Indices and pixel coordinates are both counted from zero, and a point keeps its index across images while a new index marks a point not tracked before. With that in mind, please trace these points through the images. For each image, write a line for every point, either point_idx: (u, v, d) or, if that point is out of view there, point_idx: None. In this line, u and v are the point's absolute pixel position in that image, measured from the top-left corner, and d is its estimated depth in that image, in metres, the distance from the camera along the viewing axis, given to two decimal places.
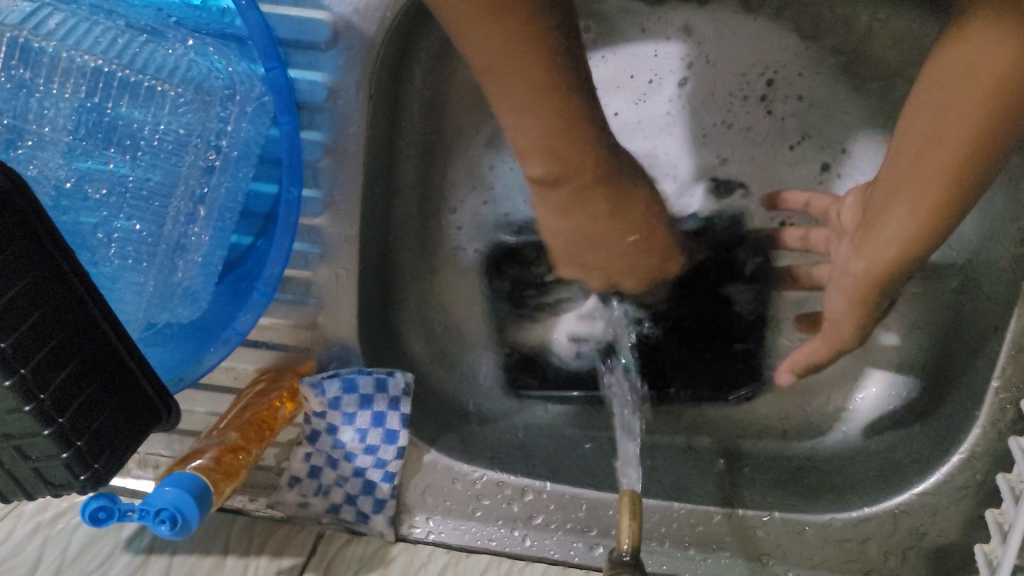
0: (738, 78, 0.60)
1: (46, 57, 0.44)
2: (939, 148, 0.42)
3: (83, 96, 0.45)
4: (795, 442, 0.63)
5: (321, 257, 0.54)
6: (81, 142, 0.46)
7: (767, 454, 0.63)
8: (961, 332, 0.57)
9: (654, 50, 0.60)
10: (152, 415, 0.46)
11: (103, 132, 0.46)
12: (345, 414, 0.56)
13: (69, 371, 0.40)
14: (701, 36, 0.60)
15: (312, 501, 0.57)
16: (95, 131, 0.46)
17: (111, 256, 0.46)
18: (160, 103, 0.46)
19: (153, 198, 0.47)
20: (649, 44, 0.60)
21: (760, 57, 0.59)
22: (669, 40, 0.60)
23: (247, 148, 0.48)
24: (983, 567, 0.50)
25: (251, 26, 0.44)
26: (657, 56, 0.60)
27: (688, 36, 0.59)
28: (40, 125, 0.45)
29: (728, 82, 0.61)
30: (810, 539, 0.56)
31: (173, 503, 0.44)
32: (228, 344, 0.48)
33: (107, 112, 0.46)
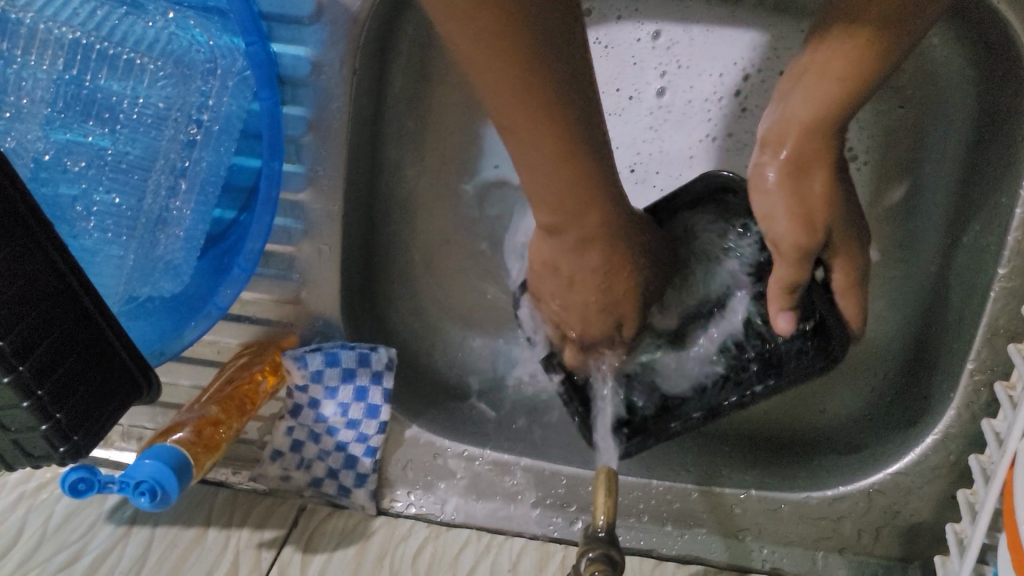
0: (712, 81, 0.60)
1: (23, 29, 0.44)
2: (842, 49, 0.42)
3: (62, 68, 0.44)
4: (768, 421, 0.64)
5: (303, 233, 0.54)
6: (59, 115, 0.45)
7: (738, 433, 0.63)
8: (938, 316, 0.57)
9: (627, 51, 0.60)
10: (131, 389, 0.46)
11: (81, 105, 0.46)
12: (327, 388, 0.56)
13: (49, 344, 0.40)
14: (672, 39, 0.59)
15: (294, 474, 0.58)
16: (74, 104, 0.45)
17: (91, 230, 0.46)
18: (139, 76, 0.46)
19: (132, 171, 0.46)
20: (621, 41, 0.60)
21: (731, 58, 0.59)
22: (641, 39, 0.59)
23: (229, 122, 0.48)
24: (953, 546, 0.51)
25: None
26: (627, 56, 0.60)
27: (656, 39, 0.59)
28: (18, 97, 0.44)
29: (702, 83, 0.60)
30: (785, 516, 0.57)
31: (152, 475, 0.44)
32: (209, 319, 0.49)
33: (85, 85, 0.45)
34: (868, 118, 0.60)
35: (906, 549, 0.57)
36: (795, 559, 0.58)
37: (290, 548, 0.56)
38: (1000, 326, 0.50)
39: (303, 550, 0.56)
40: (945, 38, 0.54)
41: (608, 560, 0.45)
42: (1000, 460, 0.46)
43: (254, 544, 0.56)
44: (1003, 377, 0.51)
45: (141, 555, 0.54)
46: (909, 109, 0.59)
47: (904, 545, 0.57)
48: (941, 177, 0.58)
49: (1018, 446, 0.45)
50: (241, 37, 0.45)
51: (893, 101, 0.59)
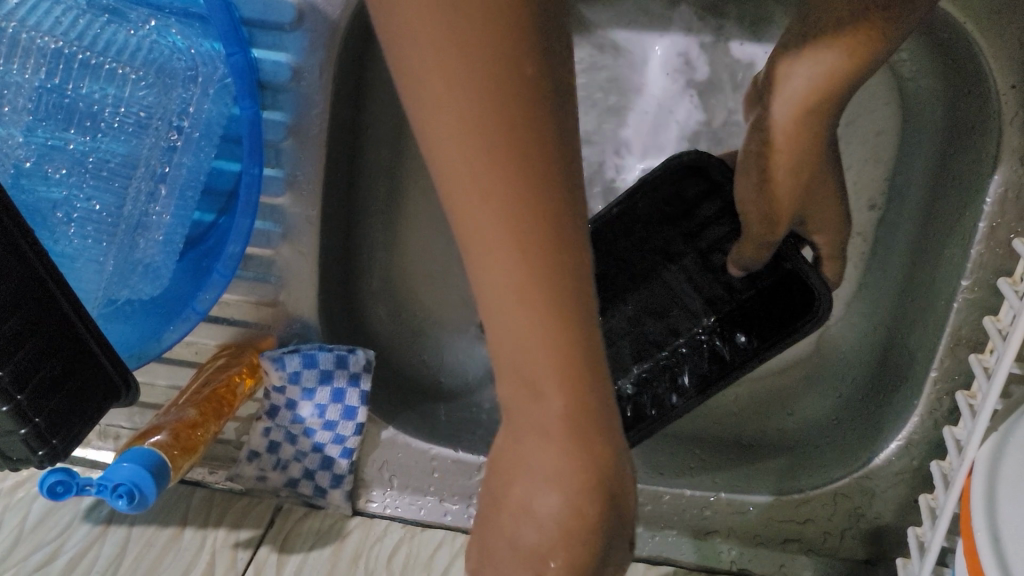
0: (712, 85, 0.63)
1: (5, 36, 0.43)
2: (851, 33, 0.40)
3: (43, 76, 0.44)
4: (730, 425, 0.66)
5: (282, 236, 0.55)
6: (41, 123, 0.45)
7: (702, 437, 0.65)
8: (904, 324, 0.59)
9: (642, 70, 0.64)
10: (111, 391, 0.47)
11: (63, 113, 0.45)
12: (304, 390, 0.57)
13: (31, 345, 0.41)
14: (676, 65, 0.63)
15: (270, 475, 0.58)
16: (56, 112, 0.45)
17: (71, 235, 0.46)
18: (120, 85, 0.46)
19: (113, 178, 0.47)
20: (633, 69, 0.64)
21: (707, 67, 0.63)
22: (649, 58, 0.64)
23: (209, 128, 0.48)
24: (914, 549, 0.53)
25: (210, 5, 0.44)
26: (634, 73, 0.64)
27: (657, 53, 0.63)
28: None
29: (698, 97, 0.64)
30: (753, 519, 0.59)
31: (130, 478, 0.44)
32: (188, 323, 0.49)
33: (67, 93, 0.45)
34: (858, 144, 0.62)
35: (871, 551, 0.58)
36: (761, 561, 0.59)
37: (266, 548, 0.56)
38: (962, 337, 0.52)
39: (279, 550, 0.56)
40: (914, 57, 0.56)
41: None
42: (959, 467, 0.48)
43: (229, 545, 0.56)
44: (964, 386, 0.53)
45: (116, 556, 0.55)
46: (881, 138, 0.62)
47: (868, 547, 0.58)
48: (908, 192, 0.60)
49: (977, 455, 0.47)
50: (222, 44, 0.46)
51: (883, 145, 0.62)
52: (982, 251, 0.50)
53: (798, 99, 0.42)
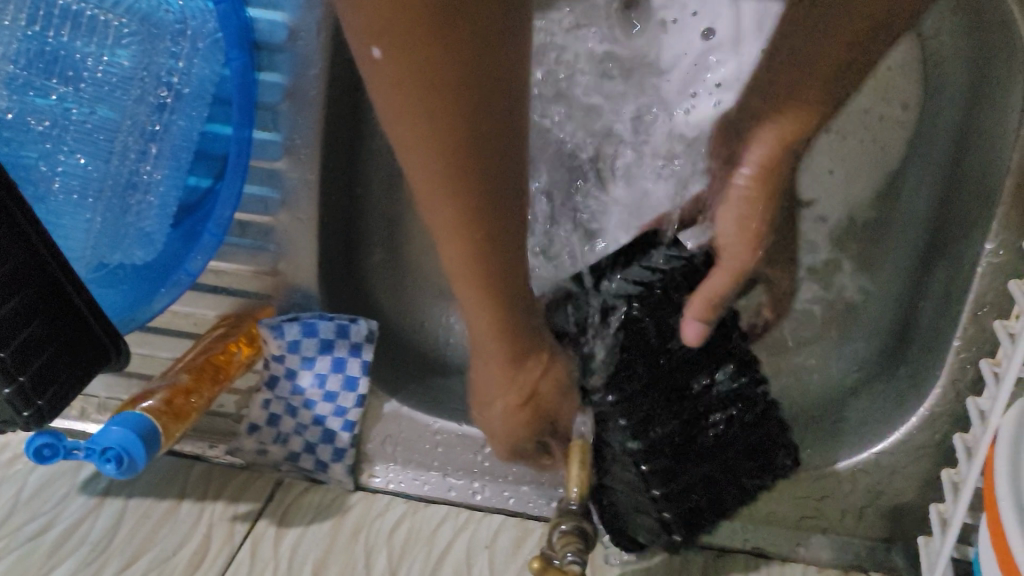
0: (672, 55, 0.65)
1: None
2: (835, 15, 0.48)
3: (24, 24, 0.43)
4: None
5: (280, 203, 0.54)
6: (23, 73, 0.43)
7: None
8: (926, 292, 0.56)
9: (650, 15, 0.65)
10: (99, 356, 0.45)
11: (44, 62, 0.44)
12: (304, 359, 0.55)
13: (16, 300, 0.40)
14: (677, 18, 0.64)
15: (270, 448, 0.58)
16: (37, 61, 0.44)
17: (55, 190, 0.45)
18: (103, 34, 0.44)
19: (98, 132, 0.45)
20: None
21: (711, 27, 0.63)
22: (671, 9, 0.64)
23: (202, 87, 0.47)
24: (935, 525, 0.51)
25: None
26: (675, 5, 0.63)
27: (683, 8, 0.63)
28: None
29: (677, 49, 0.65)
30: (769, 495, 0.57)
31: (120, 442, 0.43)
32: (178, 287, 0.48)
33: (48, 41, 0.44)
34: (833, 174, 0.63)
35: (890, 529, 0.57)
36: (776, 539, 0.58)
37: (264, 522, 0.55)
38: (986, 304, 0.50)
39: (278, 524, 0.55)
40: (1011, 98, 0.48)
41: (580, 533, 0.44)
42: (982, 435, 0.46)
43: (227, 517, 0.55)
44: (989, 355, 0.50)
45: (111, 527, 0.53)
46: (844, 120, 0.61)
47: (888, 526, 0.57)
48: (932, 154, 0.57)
49: (1001, 423, 0.45)
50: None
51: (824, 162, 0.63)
52: (1008, 211, 0.48)
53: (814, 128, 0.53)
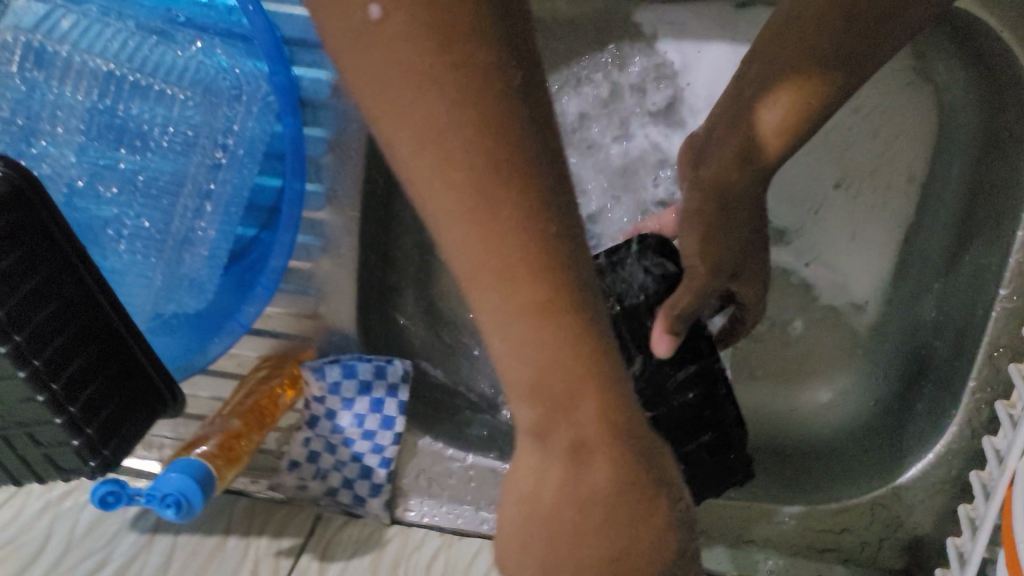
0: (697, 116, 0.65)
1: (59, 60, 0.44)
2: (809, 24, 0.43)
3: (95, 98, 0.45)
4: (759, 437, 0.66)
5: (322, 250, 0.56)
6: (94, 143, 0.46)
7: None
8: (941, 332, 0.58)
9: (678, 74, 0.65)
10: (157, 404, 0.47)
11: (114, 133, 0.46)
12: (344, 399, 0.58)
13: (83, 358, 0.42)
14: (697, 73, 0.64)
15: (310, 484, 0.60)
16: (107, 132, 0.46)
17: (121, 251, 0.47)
18: (169, 106, 0.47)
19: (161, 195, 0.47)
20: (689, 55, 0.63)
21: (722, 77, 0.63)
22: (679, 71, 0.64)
23: (253, 145, 0.49)
24: (954, 559, 0.53)
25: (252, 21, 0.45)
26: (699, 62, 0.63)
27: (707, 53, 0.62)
28: (53, 126, 0.45)
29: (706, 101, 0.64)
30: (791, 529, 0.59)
31: (178, 488, 0.45)
32: (232, 335, 0.51)
33: (118, 113, 0.46)
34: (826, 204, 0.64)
35: (907, 560, 0.59)
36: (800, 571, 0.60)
37: (307, 557, 0.57)
38: (1002, 345, 0.52)
39: (320, 558, 0.57)
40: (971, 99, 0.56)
41: None
42: (1000, 477, 0.48)
43: (272, 553, 0.57)
44: (1004, 396, 0.53)
45: (163, 562, 0.56)
46: (851, 154, 0.62)
47: (907, 557, 0.59)
48: (944, 202, 0.59)
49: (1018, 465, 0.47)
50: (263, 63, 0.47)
51: (831, 175, 0.63)
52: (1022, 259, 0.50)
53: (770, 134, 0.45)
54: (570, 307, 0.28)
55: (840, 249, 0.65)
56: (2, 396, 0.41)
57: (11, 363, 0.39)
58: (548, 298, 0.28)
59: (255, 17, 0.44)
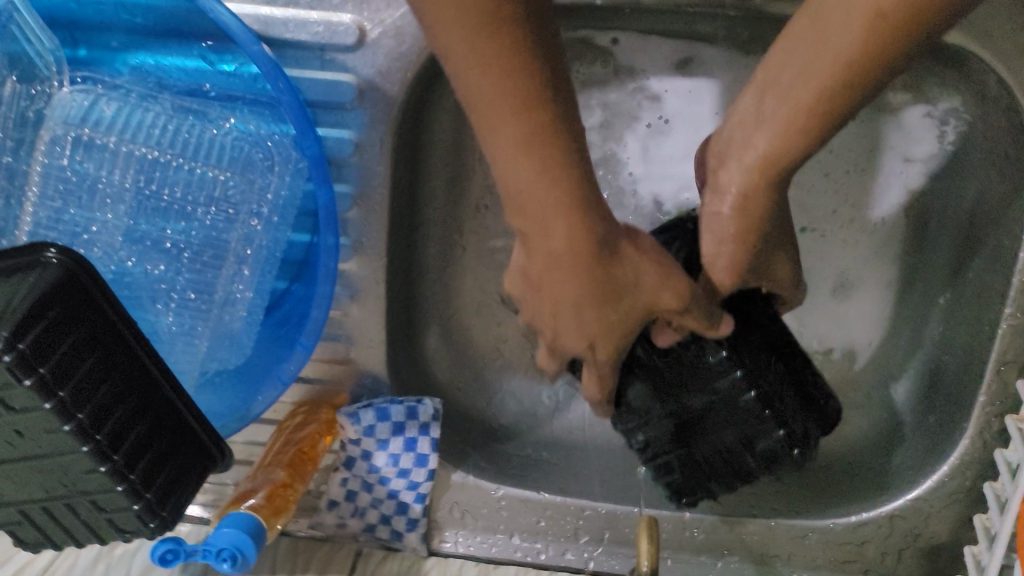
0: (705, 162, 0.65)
1: (106, 151, 0.50)
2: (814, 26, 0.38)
3: (141, 183, 0.50)
4: None
5: (351, 298, 0.58)
6: (140, 226, 0.50)
7: None
8: (950, 347, 0.61)
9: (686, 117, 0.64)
10: (207, 461, 0.49)
11: (160, 214, 0.51)
12: (378, 441, 0.60)
13: (140, 426, 0.45)
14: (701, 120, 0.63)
15: (349, 521, 0.62)
16: (154, 215, 0.51)
17: (169, 322, 0.51)
18: (209, 186, 0.51)
19: (205, 268, 0.51)
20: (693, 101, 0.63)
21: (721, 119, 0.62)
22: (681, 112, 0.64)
23: (286, 209, 0.51)
24: (971, 568, 0.56)
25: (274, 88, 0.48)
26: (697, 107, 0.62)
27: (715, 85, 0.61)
28: (103, 213, 0.50)
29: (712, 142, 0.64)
30: (812, 543, 0.62)
31: (232, 542, 0.48)
32: (274, 391, 0.52)
33: (163, 198, 0.51)
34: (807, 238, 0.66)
35: (927, 567, 0.61)
36: None
37: None
38: (1009, 360, 0.55)
39: None
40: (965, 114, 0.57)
41: None
42: (1013, 491, 0.50)
43: None
44: (1012, 410, 0.55)
45: None
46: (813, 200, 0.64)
47: (926, 565, 0.61)
48: (949, 215, 0.61)
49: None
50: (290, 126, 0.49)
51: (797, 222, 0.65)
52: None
53: (757, 159, 0.41)
54: (584, 219, 0.40)
55: (847, 303, 0.67)
56: (68, 468, 0.43)
57: (74, 439, 0.42)
58: (553, 182, 0.39)
59: (279, 87, 0.47)
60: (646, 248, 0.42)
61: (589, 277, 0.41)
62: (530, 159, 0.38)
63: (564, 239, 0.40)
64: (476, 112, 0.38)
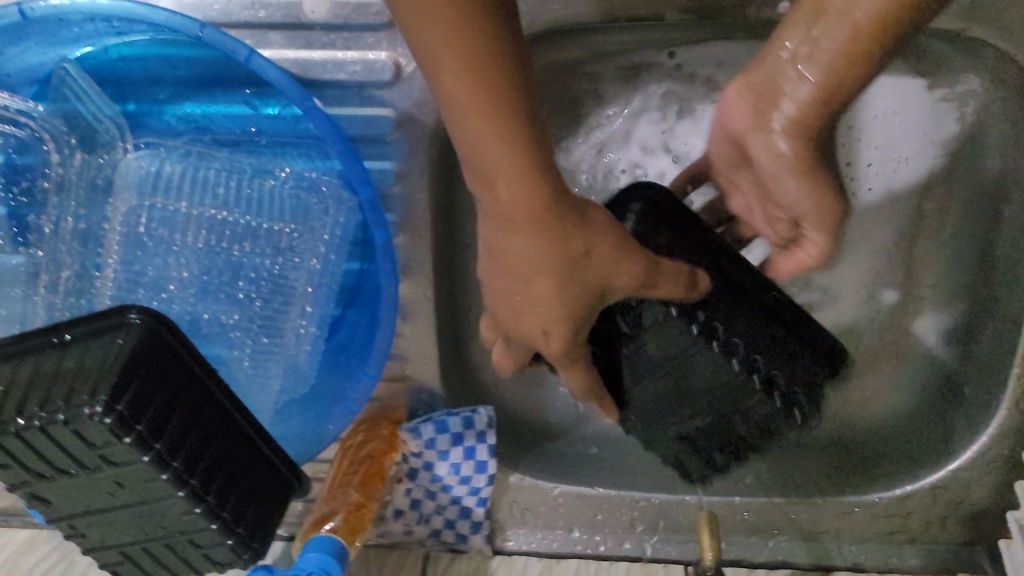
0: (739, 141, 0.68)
1: (177, 216, 0.53)
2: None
3: (210, 242, 0.53)
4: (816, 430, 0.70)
5: (402, 319, 0.61)
6: (213, 281, 0.53)
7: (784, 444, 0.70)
8: (983, 321, 0.63)
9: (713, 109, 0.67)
10: (289, 489, 0.52)
11: (230, 270, 0.53)
12: (439, 452, 0.63)
13: (229, 466, 0.47)
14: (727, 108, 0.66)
15: (416, 528, 0.65)
16: (224, 271, 0.53)
17: (247, 370, 0.53)
18: (275, 239, 0.53)
19: (274, 314, 0.53)
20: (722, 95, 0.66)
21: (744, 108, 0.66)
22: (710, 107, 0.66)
23: (343, 241, 0.54)
24: (1016, 530, 0.58)
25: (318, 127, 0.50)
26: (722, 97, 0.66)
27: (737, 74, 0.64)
28: (178, 273, 0.52)
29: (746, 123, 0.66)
30: (858, 517, 0.64)
31: (319, 565, 0.51)
32: (343, 419, 0.53)
33: (232, 254, 0.53)
34: None
35: (970, 532, 0.64)
36: (872, 554, 0.65)
37: None
38: None
39: None
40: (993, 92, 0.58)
41: None
42: None
43: None
44: None
45: None
46: None
47: (968, 530, 0.64)
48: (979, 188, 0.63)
49: None
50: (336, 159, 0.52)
51: None
52: None
53: (814, 91, 0.49)
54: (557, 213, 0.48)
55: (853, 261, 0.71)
56: (166, 512, 0.46)
57: (171, 486, 0.44)
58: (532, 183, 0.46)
59: (323, 124, 0.50)
60: (602, 223, 0.50)
61: (548, 242, 0.48)
62: (508, 153, 0.45)
63: (520, 204, 0.46)
64: (451, 105, 0.44)
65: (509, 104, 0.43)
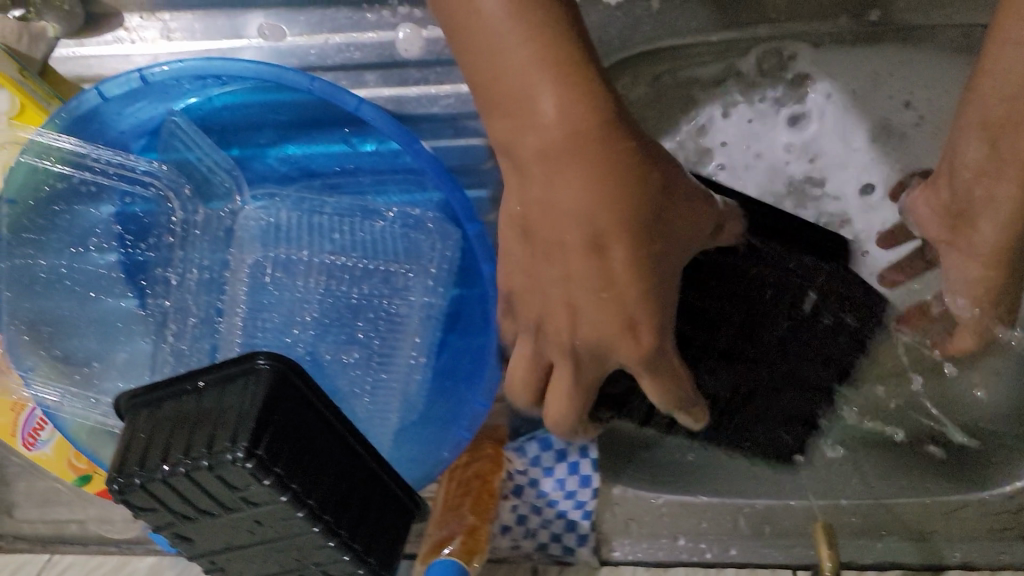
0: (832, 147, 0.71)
1: (299, 265, 0.54)
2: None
3: (328, 285, 0.54)
4: None
5: None
6: (334, 325, 0.54)
7: None
8: None
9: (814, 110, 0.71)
10: (409, 514, 0.53)
11: (351, 312, 0.55)
12: (544, 468, 0.65)
13: (358, 499, 0.49)
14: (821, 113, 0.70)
15: (523, 542, 0.65)
16: (345, 314, 0.55)
17: (367, 405, 0.54)
18: (394, 281, 0.55)
19: (390, 348, 0.55)
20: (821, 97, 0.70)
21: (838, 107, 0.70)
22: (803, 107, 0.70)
23: (450, 273, 0.56)
24: None
25: (421, 163, 0.52)
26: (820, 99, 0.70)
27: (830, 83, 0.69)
28: (301, 318, 0.54)
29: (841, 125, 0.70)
30: (968, 515, 0.63)
31: None
32: (459, 446, 0.56)
33: (353, 296, 0.55)
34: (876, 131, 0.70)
35: None
36: (981, 551, 0.62)
37: None
38: None
39: None
40: None
41: None
42: None
43: None
44: None
45: None
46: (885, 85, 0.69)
47: None
48: None
49: None
50: (436, 190, 0.55)
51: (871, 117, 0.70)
52: None
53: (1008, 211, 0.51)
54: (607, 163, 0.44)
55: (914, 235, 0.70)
56: (303, 544, 0.48)
57: (308, 522, 0.46)
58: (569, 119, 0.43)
59: (427, 162, 0.52)
60: (679, 195, 0.47)
61: (589, 174, 0.43)
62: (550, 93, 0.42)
63: (562, 121, 0.42)
64: (479, 44, 0.42)
65: (553, 30, 0.42)
